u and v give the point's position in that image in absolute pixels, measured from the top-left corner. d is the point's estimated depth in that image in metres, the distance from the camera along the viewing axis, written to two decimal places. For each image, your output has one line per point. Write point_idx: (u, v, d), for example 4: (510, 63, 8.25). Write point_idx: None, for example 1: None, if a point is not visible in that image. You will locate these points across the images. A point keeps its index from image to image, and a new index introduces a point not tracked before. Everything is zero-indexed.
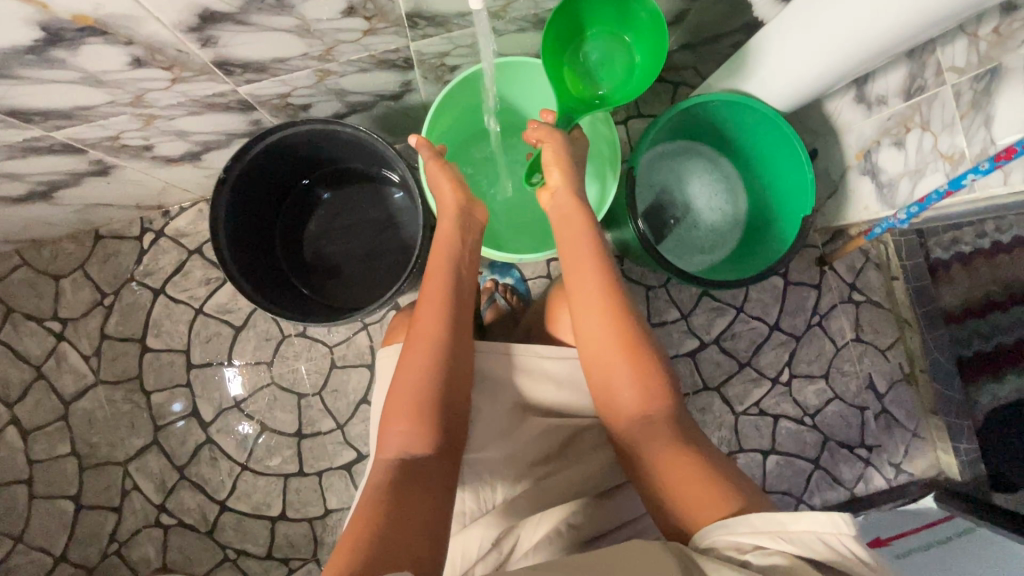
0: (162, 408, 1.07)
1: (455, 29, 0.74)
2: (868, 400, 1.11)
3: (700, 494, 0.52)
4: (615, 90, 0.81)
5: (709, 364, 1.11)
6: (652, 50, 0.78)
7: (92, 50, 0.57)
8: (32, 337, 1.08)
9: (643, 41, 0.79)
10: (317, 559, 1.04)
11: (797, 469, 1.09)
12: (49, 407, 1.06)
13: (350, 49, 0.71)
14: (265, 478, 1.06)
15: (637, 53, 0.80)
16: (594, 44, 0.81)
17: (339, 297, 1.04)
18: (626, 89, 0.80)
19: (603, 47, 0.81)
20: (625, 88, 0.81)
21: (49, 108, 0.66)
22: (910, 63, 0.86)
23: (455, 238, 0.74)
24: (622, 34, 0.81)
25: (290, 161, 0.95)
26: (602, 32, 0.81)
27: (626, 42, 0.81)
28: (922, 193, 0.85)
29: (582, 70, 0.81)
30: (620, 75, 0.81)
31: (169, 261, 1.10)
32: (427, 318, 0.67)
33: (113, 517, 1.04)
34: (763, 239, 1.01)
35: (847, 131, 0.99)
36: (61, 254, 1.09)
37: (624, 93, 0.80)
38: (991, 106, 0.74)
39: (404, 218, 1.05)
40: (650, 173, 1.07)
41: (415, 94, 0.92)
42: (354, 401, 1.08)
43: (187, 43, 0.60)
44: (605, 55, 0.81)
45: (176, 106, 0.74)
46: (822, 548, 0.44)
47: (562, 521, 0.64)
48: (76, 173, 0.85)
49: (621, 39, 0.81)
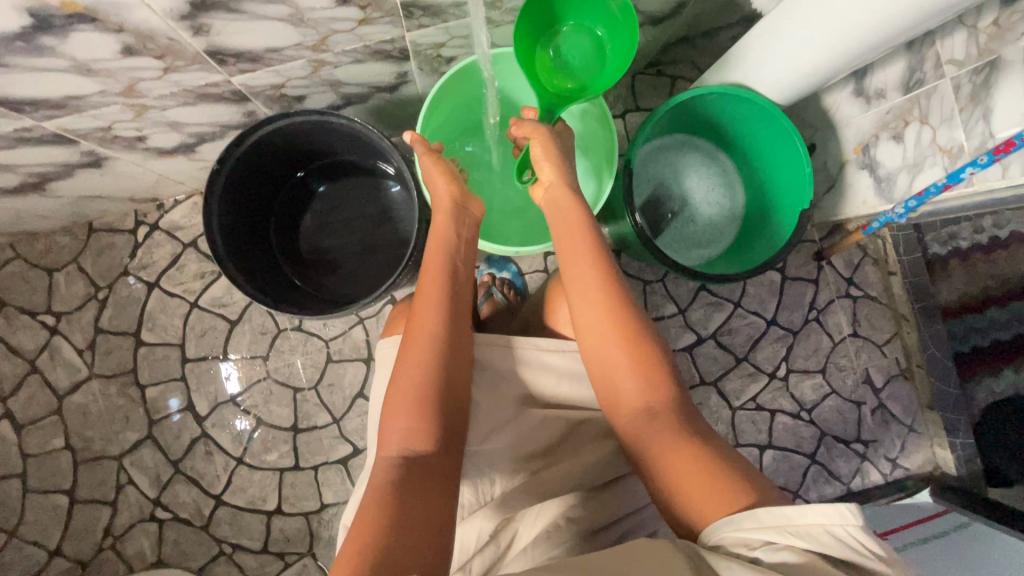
0: (157, 402, 1.07)
1: (451, 19, 0.74)
2: (865, 395, 1.11)
3: (706, 490, 0.51)
4: (586, 84, 0.79)
5: (706, 359, 1.10)
6: (623, 43, 0.76)
7: (82, 38, 0.56)
8: (25, 331, 1.07)
9: (615, 35, 0.77)
10: (313, 553, 1.04)
11: (794, 464, 1.09)
12: (43, 401, 1.06)
13: (344, 38, 0.70)
14: (261, 472, 1.05)
15: (609, 46, 0.79)
16: (566, 37, 0.80)
17: (335, 291, 1.03)
18: (598, 82, 0.78)
19: (575, 41, 0.80)
20: (598, 81, 0.79)
21: (39, 97, 0.65)
22: (909, 56, 0.86)
23: (449, 233, 0.74)
24: (593, 27, 0.79)
25: (284, 152, 0.94)
26: (578, 27, 0.79)
27: (597, 36, 0.79)
28: (920, 187, 0.85)
29: (554, 64, 0.80)
30: (592, 68, 0.79)
31: (163, 254, 1.09)
32: (423, 316, 0.66)
33: (108, 511, 1.04)
34: (761, 233, 1.01)
35: (845, 124, 0.98)
36: (54, 247, 1.09)
37: (596, 86, 0.78)
38: (991, 98, 0.74)
39: (400, 212, 1.05)
40: (647, 166, 1.07)
41: (411, 86, 0.92)
42: (350, 395, 1.07)
43: (179, 31, 0.59)
44: (578, 49, 0.80)
45: (169, 97, 0.73)
46: (830, 541, 0.44)
47: (560, 515, 0.64)
48: (68, 164, 0.85)
49: (592, 32, 0.79)
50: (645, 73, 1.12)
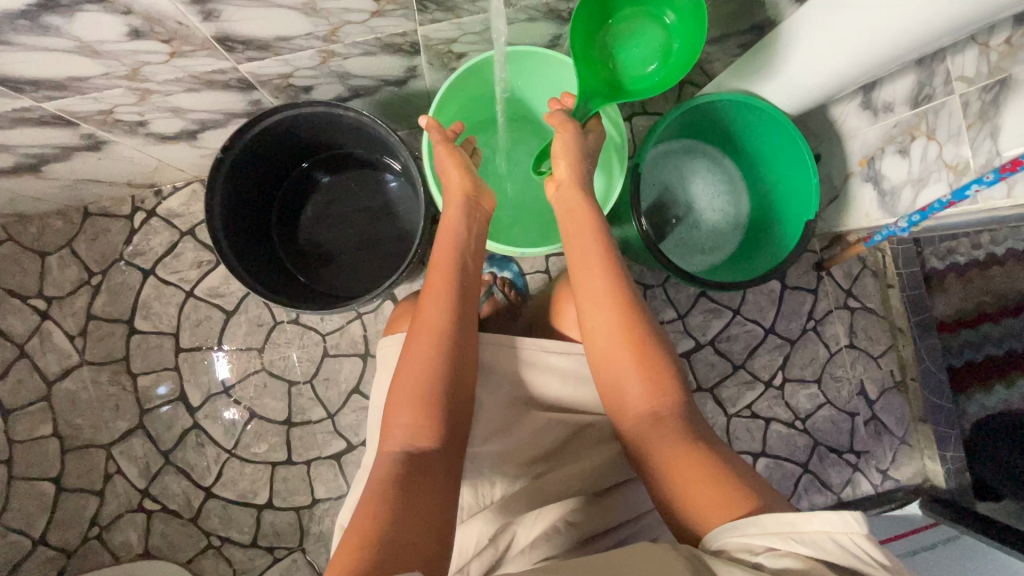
0: (149, 391, 1.05)
1: (465, 14, 0.73)
2: (859, 406, 1.12)
3: (711, 497, 0.51)
4: (645, 76, 0.80)
5: (704, 365, 1.11)
6: (691, 42, 0.76)
7: (88, 17, 0.54)
8: (15, 314, 1.05)
9: (684, 29, 0.77)
10: (303, 549, 1.03)
11: (786, 472, 1.09)
12: (31, 387, 1.04)
13: (355, 30, 0.69)
14: (252, 465, 1.04)
15: (676, 38, 0.79)
16: (631, 22, 0.79)
17: (334, 283, 1.02)
18: (657, 76, 0.79)
19: (640, 27, 0.79)
20: (656, 75, 0.79)
21: (41, 77, 0.64)
22: (920, 71, 0.85)
23: (458, 227, 0.73)
24: (662, 14, 0.79)
25: (289, 144, 0.93)
26: (645, 11, 0.79)
27: (665, 25, 0.79)
28: (923, 203, 0.85)
29: (615, 50, 0.79)
30: (652, 59, 0.79)
31: (160, 242, 1.07)
32: (431, 309, 0.65)
33: (95, 501, 1.02)
34: (764, 242, 1.01)
35: (852, 136, 0.99)
36: (48, 229, 1.07)
37: (653, 79, 0.79)
38: (998, 117, 0.73)
39: (404, 207, 1.03)
40: (654, 170, 1.06)
41: (419, 80, 0.91)
42: (344, 390, 1.06)
43: (188, 16, 0.58)
44: (640, 35, 0.79)
45: (175, 82, 0.71)
46: (836, 549, 0.43)
47: (560, 518, 0.63)
48: (67, 147, 0.83)
49: (660, 19, 0.79)
50: None
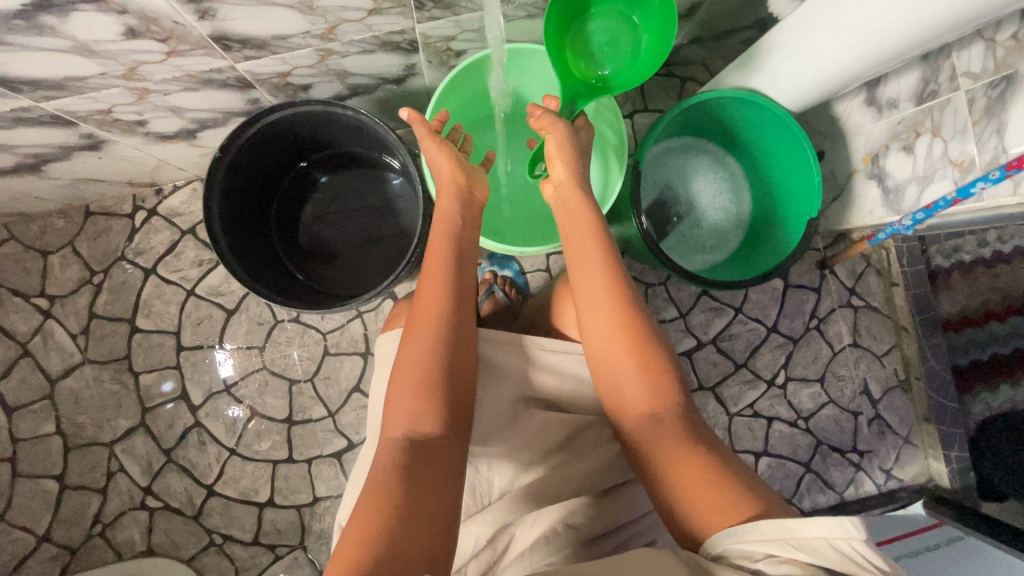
0: (151, 389, 1.05)
1: (463, 12, 0.73)
2: (862, 405, 1.11)
3: (712, 500, 0.50)
4: (613, 75, 0.78)
5: (705, 364, 1.10)
6: (659, 36, 0.75)
7: (83, 17, 0.54)
8: (18, 313, 1.05)
9: (652, 25, 0.76)
10: (304, 547, 1.03)
11: (789, 471, 1.09)
12: (34, 385, 1.05)
13: (353, 28, 0.69)
14: (253, 463, 1.04)
15: (644, 36, 0.77)
16: (599, 21, 0.77)
17: (335, 283, 1.02)
18: (625, 75, 0.77)
19: (609, 27, 0.77)
20: (624, 74, 0.77)
21: (39, 77, 0.64)
22: (924, 67, 0.84)
23: (456, 220, 0.72)
24: (631, 14, 0.77)
25: (290, 142, 0.93)
26: (611, 10, 0.77)
27: (634, 23, 0.77)
28: (929, 200, 0.84)
29: (584, 50, 0.78)
30: (623, 57, 0.78)
31: (161, 241, 1.08)
32: (429, 300, 0.65)
33: (98, 499, 1.03)
34: (766, 241, 1.00)
35: (856, 133, 0.98)
36: (50, 229, 1.07)
37: (622, 78, 0.77)
38: (1004, 113, 0.72)
39: (404, 205, 1.03)
40: (654, 168, 1.06)
41: (419, 78, 0.90)
42: (345, 389, 1.06)
43: (185, 15, 0.58)
44: (609, 34, 0.78)
45: (172, 81, 0.71)
46: (835, 556, 0.42)
47: (559, 521, 0.63)
48: (67, 147, 0.83)
49: (628, 18, 0.77)
50: (656, 74, 1.10)
